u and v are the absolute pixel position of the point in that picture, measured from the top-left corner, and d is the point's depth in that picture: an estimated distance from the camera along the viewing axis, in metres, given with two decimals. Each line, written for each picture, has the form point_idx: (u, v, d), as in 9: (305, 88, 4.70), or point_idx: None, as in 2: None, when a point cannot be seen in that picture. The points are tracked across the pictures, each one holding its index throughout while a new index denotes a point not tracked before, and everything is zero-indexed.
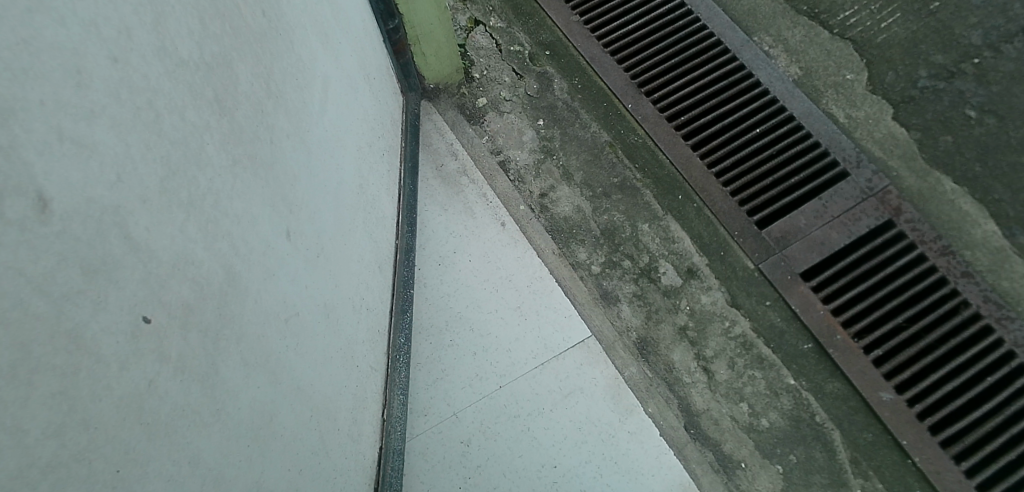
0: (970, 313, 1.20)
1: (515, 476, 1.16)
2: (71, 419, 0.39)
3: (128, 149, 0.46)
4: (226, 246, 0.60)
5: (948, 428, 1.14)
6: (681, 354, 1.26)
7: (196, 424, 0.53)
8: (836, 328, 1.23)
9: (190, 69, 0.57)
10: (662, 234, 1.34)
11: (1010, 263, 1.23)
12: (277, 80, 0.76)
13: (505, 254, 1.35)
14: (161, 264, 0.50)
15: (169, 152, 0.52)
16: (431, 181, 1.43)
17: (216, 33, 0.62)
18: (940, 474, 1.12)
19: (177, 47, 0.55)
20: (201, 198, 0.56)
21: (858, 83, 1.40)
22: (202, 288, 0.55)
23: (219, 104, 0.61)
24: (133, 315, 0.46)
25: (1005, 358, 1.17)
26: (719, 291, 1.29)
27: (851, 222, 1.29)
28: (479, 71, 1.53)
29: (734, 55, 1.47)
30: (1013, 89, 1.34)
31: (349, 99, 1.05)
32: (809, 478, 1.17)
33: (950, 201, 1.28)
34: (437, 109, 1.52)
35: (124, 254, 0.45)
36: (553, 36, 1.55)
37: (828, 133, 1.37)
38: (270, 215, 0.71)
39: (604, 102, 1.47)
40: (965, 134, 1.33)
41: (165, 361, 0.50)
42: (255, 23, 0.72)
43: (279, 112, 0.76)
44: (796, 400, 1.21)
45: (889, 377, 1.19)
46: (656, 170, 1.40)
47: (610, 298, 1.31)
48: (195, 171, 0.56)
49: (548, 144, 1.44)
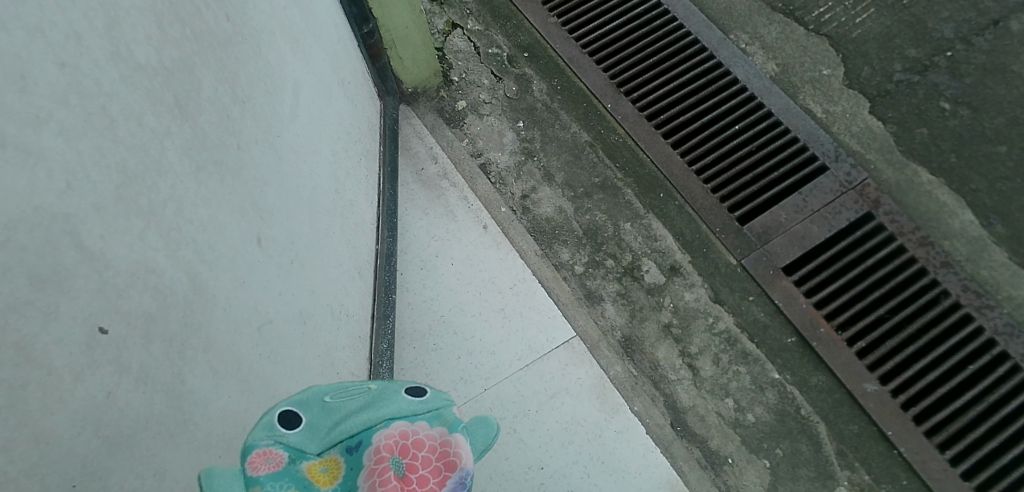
0: (950, 303, 1.21)
1: (503, 479, 1.15)
2: (20, 433, 0.38)
3: (79, 156, 0.45)
4: (190, 253, 0.59)
5: (931, 417, 1.15)
6: (665, 351, 1.25)
7: (161, 436, 0.52)
8: (819, 321, 1.24)
9: (148, 73, 0.56)
10: (643, 233, 1.35)
11: (988, 251, 1.24)
12: (243, 85, 0.75)
13: (488, 256, 1.34)
14: (118, 272, 0.49)
15: (126, 158, 0.51)
16: (411, 185, 1.42)
17: (176, 39, 0.62)
18: (925, 463, 1.13)
19: (132, 51, 0.54)
20: (162, 205, 0.55)
21: (834, 78, 1.41)
22: (165, 296, 0.55)
23: (180, 108, 0.60)
24: (87, 325, 0.45)
25: (985, 347, 1.17)
26: (702, 288, 1.29)
27: (831, 215, 1.30)
28: (457, 74, 1.53)
29: (712, 53, 1.48)
30: (986, 81, 1.36)
31: (323, 103, 1.04)
32: (796, 471, 1.17)
33: (927, 193, 1.29)
34: (416, 113, 1.51)
35: (76, 263, 0.44)
36: (531, 38, 1.56)
37: (805, 128, 1.38)
38: (239, 222, 0.70)
39: (583, 103, 1.47)
40: (940, 126, 1.34)
41: (126, 373, 0.49)
42: (219, 29, 0.71)
43: (247, 116, 0.75)
44: (781, 394, 1.21)
45: (872, 369, 1.19)
46: (637, 169, 1.40)
47: (593, 297, 1.31)
48: (155, 178, 0.55)
49: (528, 146, 1.44)
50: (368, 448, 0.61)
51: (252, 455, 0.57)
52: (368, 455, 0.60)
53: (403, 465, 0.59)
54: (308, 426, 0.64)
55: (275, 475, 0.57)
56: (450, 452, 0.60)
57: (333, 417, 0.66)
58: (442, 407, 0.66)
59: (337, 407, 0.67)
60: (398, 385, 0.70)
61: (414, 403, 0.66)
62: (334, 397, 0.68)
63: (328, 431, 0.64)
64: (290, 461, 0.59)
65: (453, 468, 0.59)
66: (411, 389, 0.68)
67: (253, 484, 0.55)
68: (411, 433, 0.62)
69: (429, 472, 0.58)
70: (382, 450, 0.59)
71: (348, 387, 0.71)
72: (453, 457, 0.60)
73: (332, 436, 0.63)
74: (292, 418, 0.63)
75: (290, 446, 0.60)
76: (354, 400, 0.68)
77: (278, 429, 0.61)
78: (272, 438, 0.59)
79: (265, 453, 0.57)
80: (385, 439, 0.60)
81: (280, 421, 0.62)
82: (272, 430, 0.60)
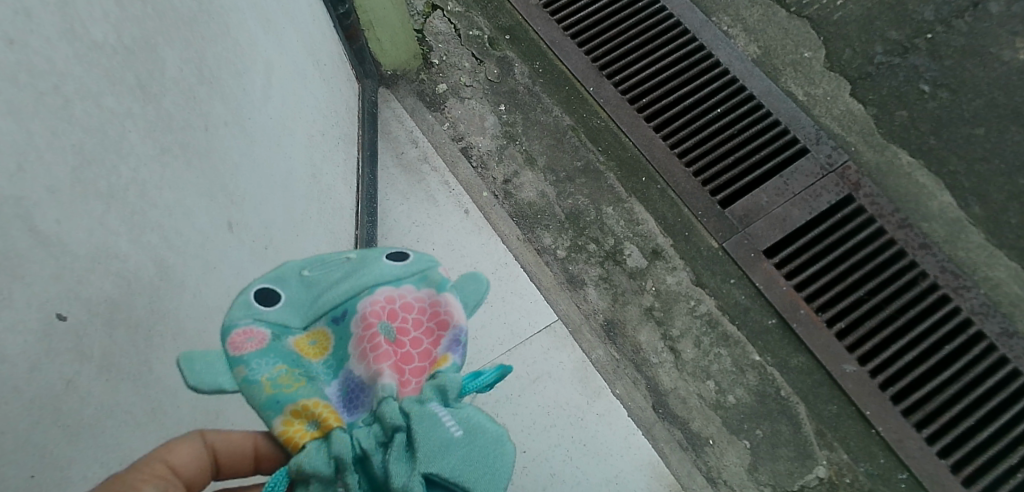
0: (928, 284, 1.22)
1: None
2: None
3: (31, 137, 0.44)
4: (156, 238, 0.58)
5: (909, 397, 1.17)
6: (647, 335, 1.26)
7: (128, 424, 0.51)
8: (799, 303, 1.25)
9: (106, 53, 0.54)
10: (626, 217, 1.34)
11: (966, 232, 1.25)
12: (211, 66, 0.73)
13: (470, 241, 1.31)
14: (77, 258, 0.47)
15: (83, 140, 0.49)
16: (391, 170, 1.38)
17: (137, 15, 0.59)
18: (902, 442, 1.15)
19: (89, 30, 0.52)
20: (123, 188, 0.54)
21: (815, 61, 1.41)
22: (129, 282, 0.53)
23: (142, 89, 0.59)
24: (44, 312, 0.43)
25: (962, 326, 1.19)
26: (684, 271, 1.30)
27: (812, 198, 1.31)
28: (437, 57, 1.50)
29: (694, 36, 1.47)
30: (965, 63, 1.37)
31: (297, 85, 1.02)
32: (776, 452, 1.18)
33: (906, 175, 1.30)
34: (395, 96, 1.47)
35: (31, 248, 0.43)
36: (513, 20, 1.54)
37: (787, 111, 1.38)
38: (208, 206, 0.68)
39: (566, 87, 1.46)
40: (920, 109, 1.34)
41: (87, 361, 0.47)
42: (183, 6, 0.69)
43: (215, 98, 0.73)
44: (761, 375, 1.22)
45: (852, 350, 1.21)
46: (619, 153, 1.39)
47: (576, 281, 1.30)
48: (116, 160, 0.53)
49: (510, 130, 1.43)
50: (355, 315, 0.67)
51: (233, 334, 0.60)
52: (359, 321, 0.66)
53: (392, 328, 0.66)
54: (289, 302, 0.68)
55: (260, 351, 0.59)
56: (441, 311, 0.68)
57: (313, 291, 0.70)
58: (427, 270, 0.73)
59: (315, 281, 0.72)
60: (378, 252, 0.76)
61: (399, 269, 0.72)
62: (311, 271, 0.73)
63: (310, 304, 0.69)
64: (274, 337, 0.62)
65: (445, 326, 0.67)
66: (391, 255, 0.74)
67: (239, 362, 0.58)
68: (397, 297, 0.69)
69: (421, 332, 0.66)
70: (369, 315, 0.66)
71: (326, 259, 0.76)
72: (444, 316, 0.67)
73: (317, 310, 0.69)
74: (271, 296, 0.67)
75: (271, 321, 0.64)
76: (333, 272, 0.73)
77: (256, 309, 0.64)
78: (251, 317, 0.62)
79: (246, 332, 0.60)
80: (372, 305, 0.67)
81: (258, 300, 0.65)
82: (251, 311, 0.63)
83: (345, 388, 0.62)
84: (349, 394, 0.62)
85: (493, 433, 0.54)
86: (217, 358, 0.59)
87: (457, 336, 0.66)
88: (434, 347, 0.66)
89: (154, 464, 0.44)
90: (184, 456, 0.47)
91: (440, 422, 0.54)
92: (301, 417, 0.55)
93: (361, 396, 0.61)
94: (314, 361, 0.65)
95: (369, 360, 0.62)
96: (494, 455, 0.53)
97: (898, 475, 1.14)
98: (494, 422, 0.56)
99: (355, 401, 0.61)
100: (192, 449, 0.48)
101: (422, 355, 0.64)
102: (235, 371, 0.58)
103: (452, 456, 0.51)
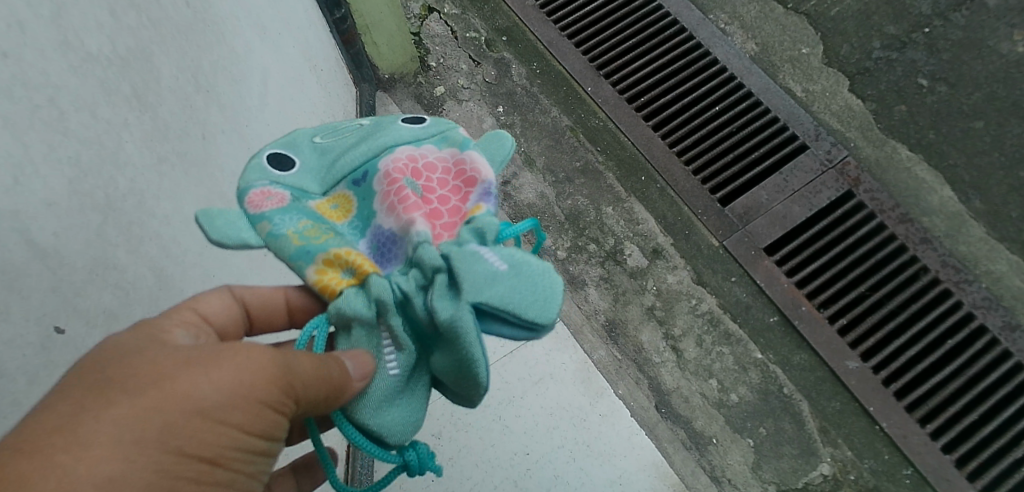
0: (929, 278, 1.22)
1: (489, 465, 1.12)
2: None
3: (25, 149, 0.44)
4: (155, 248, 0.58)
5: (913, 393, 1.17)
6: (649, 334, 1.26)
7: None
8: (801, 300, 1.25)
9: (100, 63, 0.54)
10: (626, 216, 1.34)
11: (966, 227, 1.25)
12: (207, 73, 0.73)
13: None
14: (75, 270, 0.47)
15: (78, 151, 0.49)
16: None
17: (132, 25, 0.60)
18: (906, 438, 1.15)
19: (82, 41, 0.52)
20: (121, 199, 0.53)
21: (813, 57, 1.41)
22: (128, 294, 0.53)
23: (137, 99, 0.58)
24: (41, 325, 0.43)
25: (964, 321, 1.19)
26: (685, 270, 1.29)
27: (812, 194, 1.31)
28: (435, 59, 1.50)
29: (691, 33, 1.47)
30: (962, 57, 1.36)
31: (294, 91, 1.02)
32: (780, 449, 1.17)
33: (906, 170, 1.30)
34: (392, 99, 1.47)
35: (28, 262, 0.43)
36: (509, 22, 1.54)
37: (786, 108, 1.38)
38: (206, 213, 0.68)
39: (563, 87, 1.46)
40: (919, 103, 1.34)
41: None
42: (179, 14, 0.69)
43: (211, 105, 0.73)
44: (763, 373, 1.22)
45: (854, 346, 1.21)
46: (618, 152, 1.39)
47: (576, 282, 1.30)
48: (113, 171, 0.53)
49: (509, 131, 1.43)
50: (376, 175, 0.68)
51: (251, 195, 0.63)
52: (383, 178, 0.67)
53: (418, 185, 0.68)
54: (304, 168, 0.70)
55: (281, 209, 0.63)
56: (466, 169, 0.68)
57: (328, 157, 0.72)
58: (447, 133, 0.74)
59: (328, 147, 0.73)
60: (391, 119, 0.75)
61: (416, 131, 0.73)
62: (323, 138, 0.74)
63: (327, 170, 0.71)
64: (294, 199, 0.66)
65: (471, 182, 0.68)
66: (407, 122, 0.75)
67: (261, 219, 0.62)
68: (420, 157, 0.70)
69: (447, 190, 0.68)
70: (392, 172, 0.67)
71: (340, 127, 0.77)
72: (470, 173, 0.68)
73: (337, 176, 0.70)
74: (286, 161, 0.69)
75: (288, 185, 0.67)
76: (347, 138, 0.74)
77: (271, 173, 0.66)
78: (268, 180, 0.65)
79: (264, 193, 0.64)
80: (394, 163, 0.68)
81: (273, 166, 0.67)
82: (265, 175, 0.66)
83: (376, 240, 0.66)
84: (381, 248, 0.65)
85: (536, 268, 0.60)
86: (234, 215, 0.62)
87: (487, 188, 0.67)
88: (462, 204, 0.67)
89: (184, 313, 0.55)
90: (212, 306, 0.59)
91: (482, 258, 0.60)
92: (334, 266, 0.61)
93: (393, 248, 0.65)
94: (338, 222, 0.68)
95: (399, 212, 0.64)
96: (540, 282, 0.60)
97: (902, 470, 1.14)
98: (538, 260, 0.62)
99: (388, 254, 0.65)
100: (221, 300, 0.61)
101: (450, 211, 0.67)
102: (259, 228, 0.62)
103: (498, 285, 0.58)
